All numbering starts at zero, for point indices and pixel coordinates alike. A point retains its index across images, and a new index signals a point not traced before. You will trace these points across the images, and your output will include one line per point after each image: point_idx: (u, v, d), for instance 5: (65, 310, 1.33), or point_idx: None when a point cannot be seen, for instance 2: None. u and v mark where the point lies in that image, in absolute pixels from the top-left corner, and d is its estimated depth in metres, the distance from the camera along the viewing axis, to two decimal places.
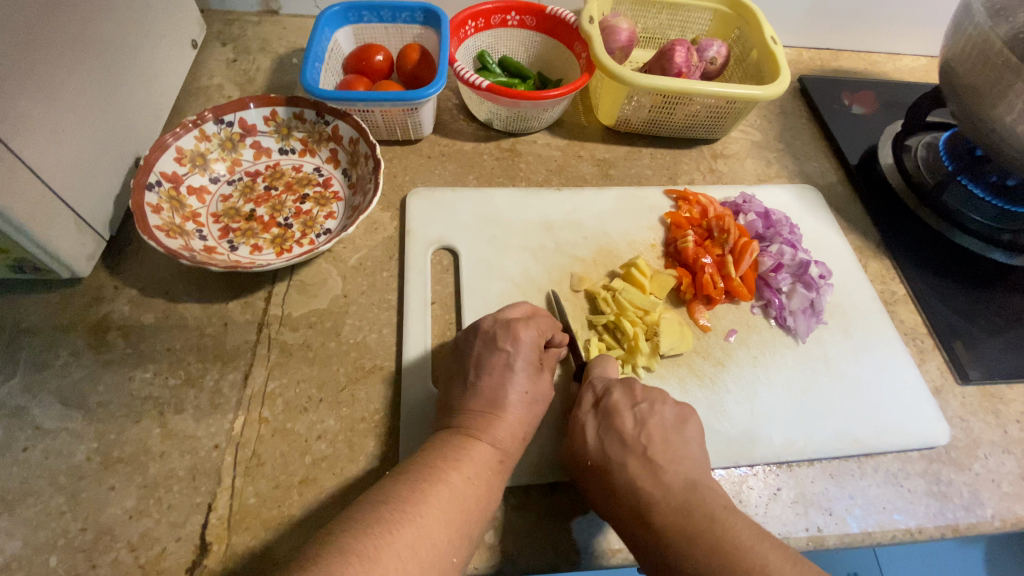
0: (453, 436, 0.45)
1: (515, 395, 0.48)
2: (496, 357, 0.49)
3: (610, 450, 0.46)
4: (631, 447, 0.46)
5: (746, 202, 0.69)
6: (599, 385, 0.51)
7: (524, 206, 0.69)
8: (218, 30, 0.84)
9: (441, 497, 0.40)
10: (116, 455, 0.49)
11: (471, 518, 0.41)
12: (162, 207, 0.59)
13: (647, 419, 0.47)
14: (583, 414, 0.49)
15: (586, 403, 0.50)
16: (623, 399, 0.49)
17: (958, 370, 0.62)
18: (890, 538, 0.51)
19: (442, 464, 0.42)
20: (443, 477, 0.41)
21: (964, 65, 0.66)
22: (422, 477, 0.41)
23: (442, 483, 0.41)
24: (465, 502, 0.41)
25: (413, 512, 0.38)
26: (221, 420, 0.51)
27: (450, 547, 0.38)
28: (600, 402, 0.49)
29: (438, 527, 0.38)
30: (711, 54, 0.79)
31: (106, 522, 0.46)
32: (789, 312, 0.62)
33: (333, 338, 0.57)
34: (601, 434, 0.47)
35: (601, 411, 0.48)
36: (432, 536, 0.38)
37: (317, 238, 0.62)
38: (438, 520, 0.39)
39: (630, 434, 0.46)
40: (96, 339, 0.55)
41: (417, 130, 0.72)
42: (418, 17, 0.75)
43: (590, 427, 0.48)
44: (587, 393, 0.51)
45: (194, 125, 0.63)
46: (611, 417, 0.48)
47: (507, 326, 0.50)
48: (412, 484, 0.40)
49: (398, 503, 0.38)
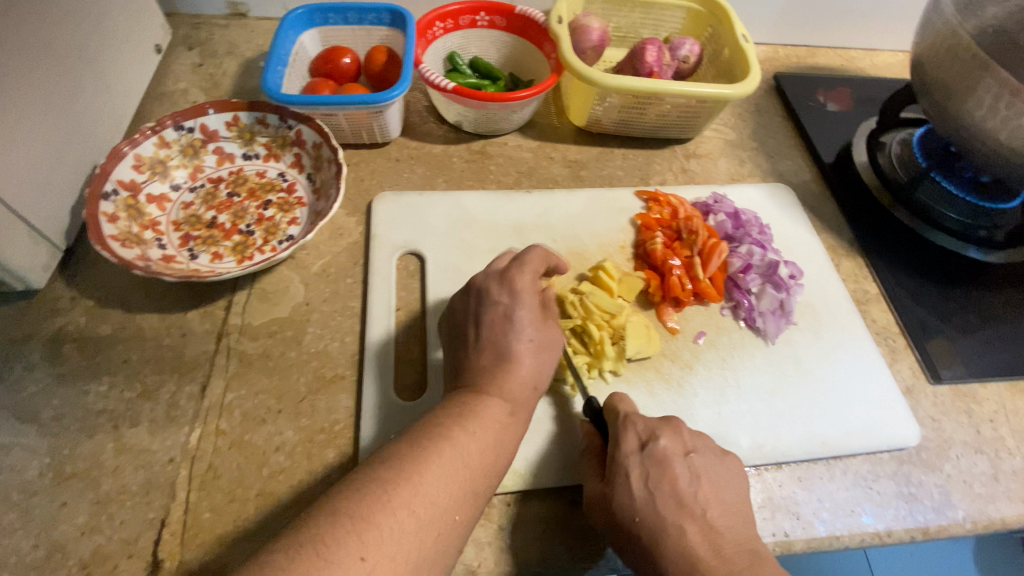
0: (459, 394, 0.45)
1: (524, 345, 0.48)
2: (498, 311, 0.50)
3: (663, 508, 0.44)
4: (685, 508, 0.44)
5: (716, 202, 0.68)
6: (642, 427, 0.48)
7: (494, 210, 0.68)
8: (184, 34, 0.83)
9: (442, 453, 0.39)
10: (68, 471, 0.48)
11: (477, 473, 0.40)
12: (119, 216, 0.58)
13: (700, 473, 0.46)
14: (627, 460, 0.46)
15: (629, 445, 0.47)
16: (673, 446, 0.47)
17: (930, 368, 0.62)
18: (859, 542, 0.51)
19: (446, 422, 0.42)
20: (446, 433, 0.41)
21: (933, 61, 0.65)
22: (422, 433, 0.41)
23: (445, 439, 0.40)
24: (470, 459, 0.40)
25: (411, 471, 0.37)
26: (177, 434, 0.50)
27: (450, 505, 0.37)
28: (646, 447, 0.47)
29: (439, 485, 0.37)
30: (683, 53, 0.79)
31: (58, 538, 0.45)
32: (758, 313, 0.61)
33: (293, 347, 0.55)
34: (651, 485, 0.45)
35: (649, 459, 0.46)
36: (431, 493, 0.37)
37: (279, 245, 0.61)
38: (438, 477, 0.38)
39: (685, 491, 0.45)
40: (52, 352, 0.54)
41: (384, 133, 0.71)
42: (384, 18, 0.74)
43: (635, 475, 0.45)
44: (630, 435, 0.48)
45: (153, 131, 0.62)
46: (662, 467, 0.45)
47: (505, 279, 0.51)
48: (413, 442, 0.40)
49: (396, 461, 0.38)
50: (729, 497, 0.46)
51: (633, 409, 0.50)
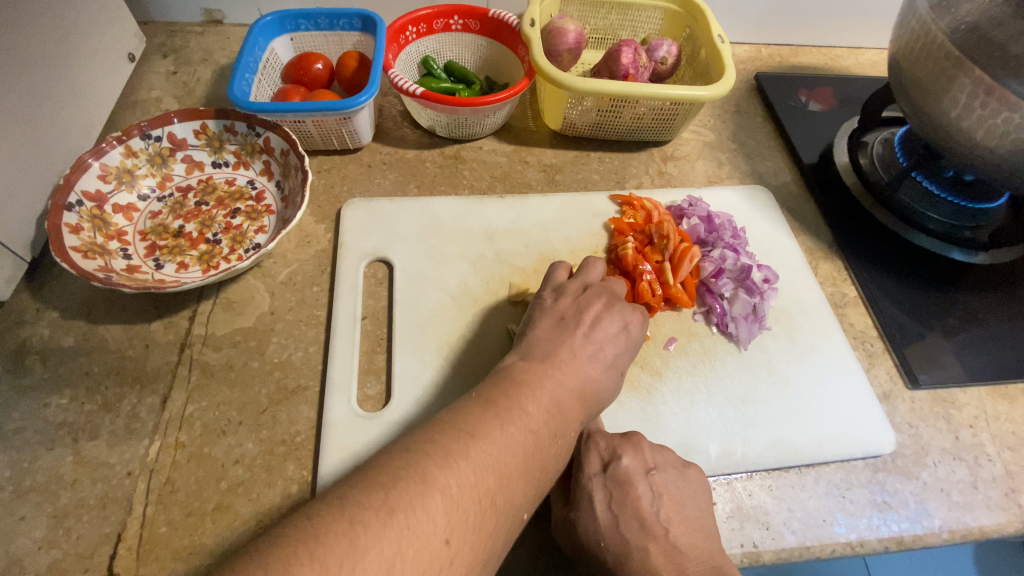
0: (536, 375, 0.44)
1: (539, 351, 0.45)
2: None
3: (627, 531, 0.43)
4: (648, 529, 0.43)
5: (690, 205, 0.67)
6: (604, 447, 0.47)
7: (464, 215, 0.67)
8: (159, 42, 0.83)
9: (528, 448, 0.39)
10: (27, 484, 0.47)
11: (548, 475, 0.40)
12: (82, 227, 0.57)
13: (662, 491, 0.45)
14: (589, 482, 0.45)
15: (591, 467, 0.46)
16: (635, 465, 0.46)
17: (908, 373, 0.60)
18: (830, 552, 0.50)
19: (533, 411, 0.41)
20: (533, 425, 0.40)
21: (909, 60, 0.64)
22: (511, 412, 0.40)
23: (532, 431, 0.40)
24: (547, 458, 0.40)
25: (500, 459, 0.37)
26: (136, 446, 0.49)
27: (522, 504, 0.38)
28: (609, 468, 0.46)
29: (519, 481, 0.38)
30: (660, 54, 0.78)
31: (14, 553, 0.44)
32: (731, 319, 0.60)
33: (256, 357, 0.55)
34: (614, 508, 0.44)
35: (611, 480, 0.45)
36: (511, 488, 0.37)
37: (244, 254, 0.60)
38: (519, 471, 0.38)
39: (647, 511, 0.44)
40: (15, 364, 0.54)
41: (355, 138, 0.70)
42: (356, 24, 0.73)
43: (598, 498, 0.44)
44: (592, 455, 0.47)
45: (119, 141, 0.62)
46: (624, 488, 0.45)
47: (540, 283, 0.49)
48: (504, 424, 0.39)
49: (486, 442, 0.37)
50: (691, 505, 0.45)
51: (596, 428, 0.49)
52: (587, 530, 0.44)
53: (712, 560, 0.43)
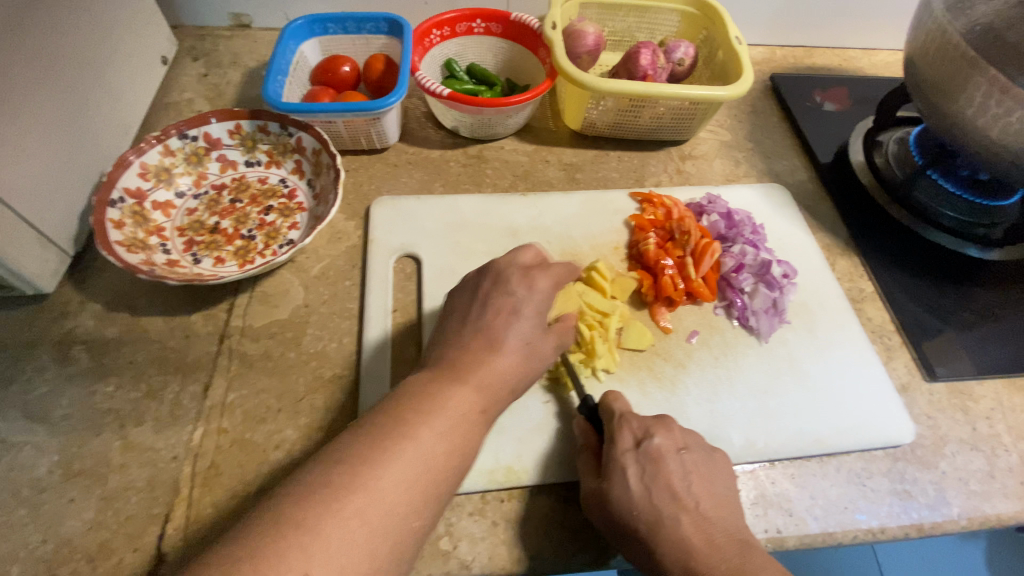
0: (428, 384, 0.43)
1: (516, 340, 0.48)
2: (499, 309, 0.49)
3: (660, 502, 0.45)
4: (680, 501, 0.45)
5: (710, 202, 0.68)
6: (637, 426, 0.49)
7: (489, 212, 0.69)
8: (189, 46, 0.85)
9: (404, 456, 0.38)
10: (76, 468, 0.49)
11: (440, 478, 0.39)
12: (125, 222, 0.60)
13: (692, 469, 0.47)
14: (623, 455, 0.47)
15: (625, 442, 0.48)
16: (667, 444, 0.48)
17: (926, 366, 0.62)
18: (852, 538, 0.51)
19: (410, 420, 0.40)
20: (409, 433, 0.39)
21: (925, 60, 0.66)
22: (387, 433, 0.39)
23: (408, 440, 0.39)
24: (433, 461, 0.39)
25: (369, 475, 0.36)
26: (180, 432, 0.51)
27: (410, 511, 0.37)
28: (642, 444, 0.48)
29: (397, 492, 0.36)
30: (678, 55, 0.79)
31: (65, 533, 0.46)
32: (751, 312, 0.62)
33: (293, 348, 0.57)
34: (648, 481, 0.46)
35: (644, 454, 0.47)
36: (389, 500, 0.36)
37: (279, 249, 0.62)
38: (398, 483, 0.37)
39: (679, 486, 0.46)
40: (61, 354, 0.56)
41: (382, 138, 0.73)
42: (382, 27, 0.75)
43: (632, 471, 0.46)
44: (626, 432, 0.49)
45: (158, 140, 0.64)
46: (657, 463, 0.46)
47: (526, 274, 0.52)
48: (373, 441, 0.38)
49: (351, 465, 0.37)
50: (718, 485, 0.47)
51: (627, 408, 0.51)
52: (620, 509, 0.45)
53: (740, 535, 0.44)
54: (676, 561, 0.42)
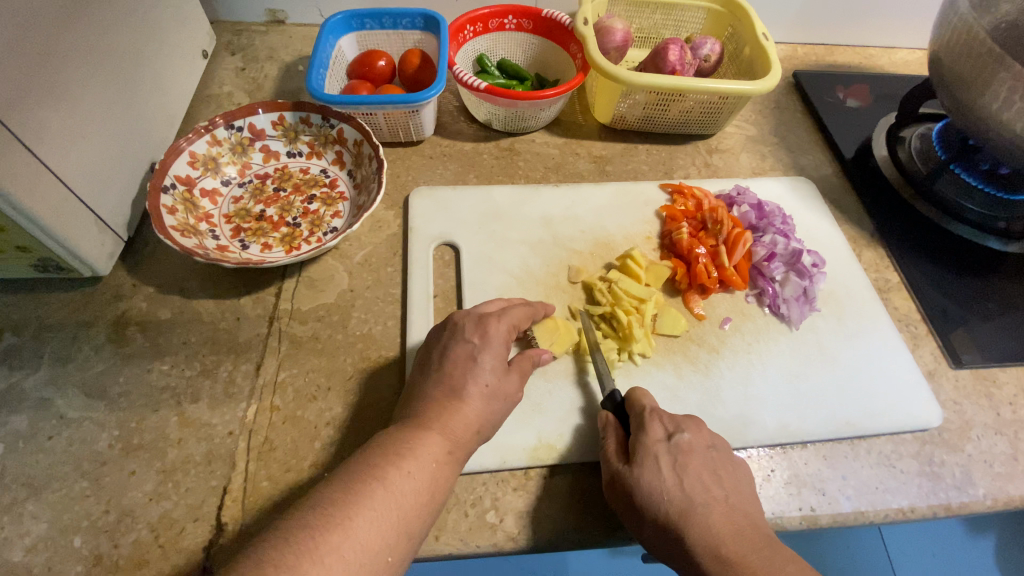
0: (402, 429, 0.46)
1: (478, 389, 0.48)
2: (463, 351, 0.50)
3: (692, 491, 0.46)
4: (712, 492, 0.47)
5: (739, 194, 0.70)
6: (668, 422, 0.51)
7: (523, 203, 0.71)
8: (227, 40, 0.88)
9: (375, 495, 0.40)
10: (136, 442, 0.51)
11: (413, 517, 0.41)
12: (177, 208, 0.62)
13: (719, 463, 0.49)
14: (655, 445, 0.48)
15: (656, 433, 0.49)
16: (697, 439, 0.50)
17: (952, 354, 0.63)
18: (883, 517, 0.52)
19: (382, 462, 0.43)
20: (380, 474, 0.42)
21: (951, 56, 0.67)
22: (361, 477, 0.41)
23: (379, 480, 0.41)
24: (404, 500, 0.41)
25: (342, 515, 0.38)
26: (235, 409, 0.54)
27: (383, 547, 0.39)
28: (673, 437, 0.49)
29: (371, 530, 0.39)
30: (704, 52, 0.81)
31: (127, 504, 0.48)
32: (782, 300, 0.63)
33: (340, 330, 0.59)
34: (679, 471, 0.47)
35: (675, 447, 0.48)
36: (364, 538, 0.38)
37: (323, 236, 0.64)
38: (372, 521, 0.39)
39: (709, 478, 0.47)
40: (117, 334, 0.58)
41: (419, 131, 0.75)
42: (418, 23, 0.77)
43: (663, 461, 0.48)
44: (657, 425, 0.50)
45: (206, 130, 0.66)
46: (687, 456, 0.48)
47: (480, 321, 0.52)
48: (347, 484, 0.41)
49: (328, 507, 0.39)
50: None
51: (655, 404, 0.53)
52: (663, 483, 0.47)
53: None
54: (718, 530, 0.44)
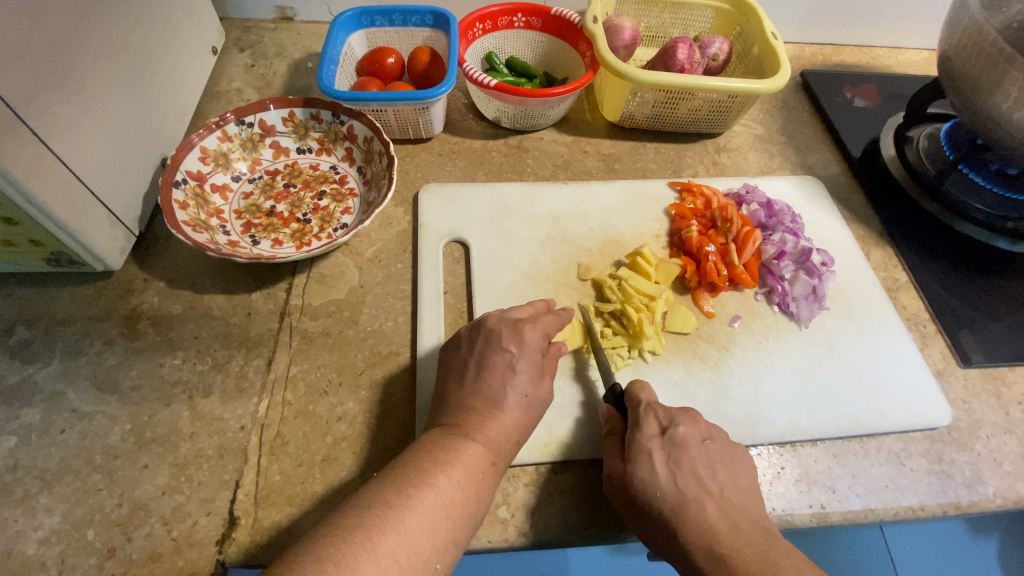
0: (449, 434, 0.46)
1: (516, 398, 0.48)
2: (501, 360, 0.50)
3: (685, 487, 0.46)
4: (705, 488, 0.47)
5: (748, 193, 0.71)
6: (662, 415, 0.51)
7: (532, 200, 0.71)
8: (236, 37, 0.88)
9: (426, 501, 0.41)
10: (148, 436, 0.51)
11: (460, 524, 0.42)
12: (188, 204, 0.62)
13: (715, 457, 0.49)
14: (649, 441, 0.49)
15: (650, 429, 0.49)
16: (691, 433, 0.50)
17: (960, 353, 0.63)
18: (893, 515, 0.53)
19: (431, 467, 0.43)
20: (430, 480, 0.42)
21: (961, 56, 0.67)
22: (412, 480, 0.42)
23: (429, 486, 0.41)
24: (453, 507, 0.42)
25: (396, 518, 0.39)
26: (246, 404, 0.54)
27: (433, 553, 0.39)
28: (668, 432, 0.49)
29: (421, 535, 0.39)
30: (713, 50, 0.81)
31: (140, 497, 0.48)
32: (792, 298, 0.64)
33: (351, 326, 0.59)
34: (673, 466, 0.47)
35: (669, 442, 0.48)
36: (415, 543, 0.39)
37: (334, 232, 0.64)
38: (421, 526, 0.39)
39: (704, 473, 0.47)
40: (128, 328, 0.58)
41: (428, 128, 0.75)
42: (427, 20, 0.78)
43: (657, 457, 0.48)
44: (652, 419, 0.50)
45: (217, 126, 0.66)
46: (682, 450, 0.48)
47: (515, 327, 0.52)
48: (398, 488, 0.41)
49: (381, 508, 0.39)
50: None
51: (654, 398, 0.52)
52: (674, 478, 0.47)
53: None
54: (730, 525, 0.44)
